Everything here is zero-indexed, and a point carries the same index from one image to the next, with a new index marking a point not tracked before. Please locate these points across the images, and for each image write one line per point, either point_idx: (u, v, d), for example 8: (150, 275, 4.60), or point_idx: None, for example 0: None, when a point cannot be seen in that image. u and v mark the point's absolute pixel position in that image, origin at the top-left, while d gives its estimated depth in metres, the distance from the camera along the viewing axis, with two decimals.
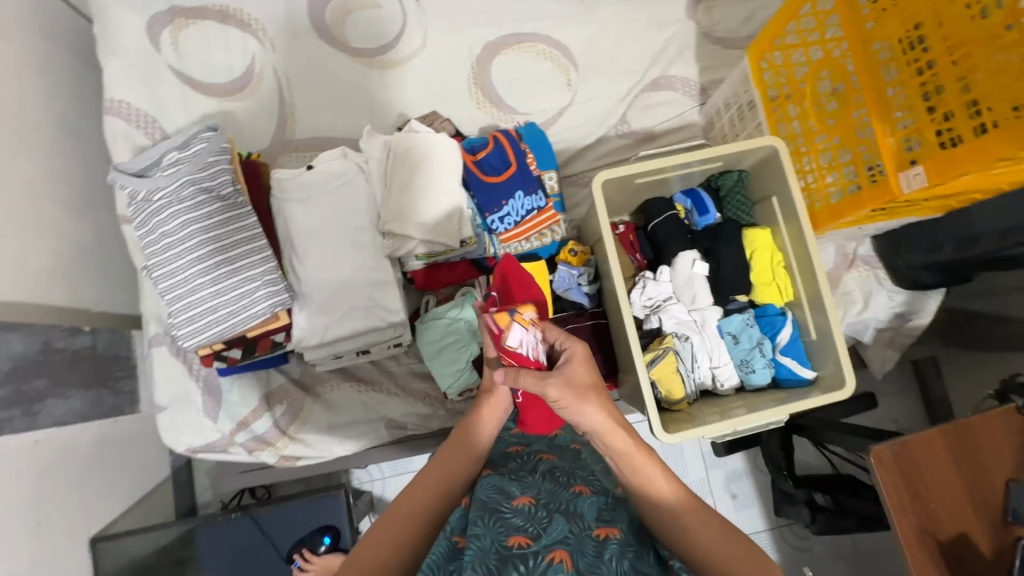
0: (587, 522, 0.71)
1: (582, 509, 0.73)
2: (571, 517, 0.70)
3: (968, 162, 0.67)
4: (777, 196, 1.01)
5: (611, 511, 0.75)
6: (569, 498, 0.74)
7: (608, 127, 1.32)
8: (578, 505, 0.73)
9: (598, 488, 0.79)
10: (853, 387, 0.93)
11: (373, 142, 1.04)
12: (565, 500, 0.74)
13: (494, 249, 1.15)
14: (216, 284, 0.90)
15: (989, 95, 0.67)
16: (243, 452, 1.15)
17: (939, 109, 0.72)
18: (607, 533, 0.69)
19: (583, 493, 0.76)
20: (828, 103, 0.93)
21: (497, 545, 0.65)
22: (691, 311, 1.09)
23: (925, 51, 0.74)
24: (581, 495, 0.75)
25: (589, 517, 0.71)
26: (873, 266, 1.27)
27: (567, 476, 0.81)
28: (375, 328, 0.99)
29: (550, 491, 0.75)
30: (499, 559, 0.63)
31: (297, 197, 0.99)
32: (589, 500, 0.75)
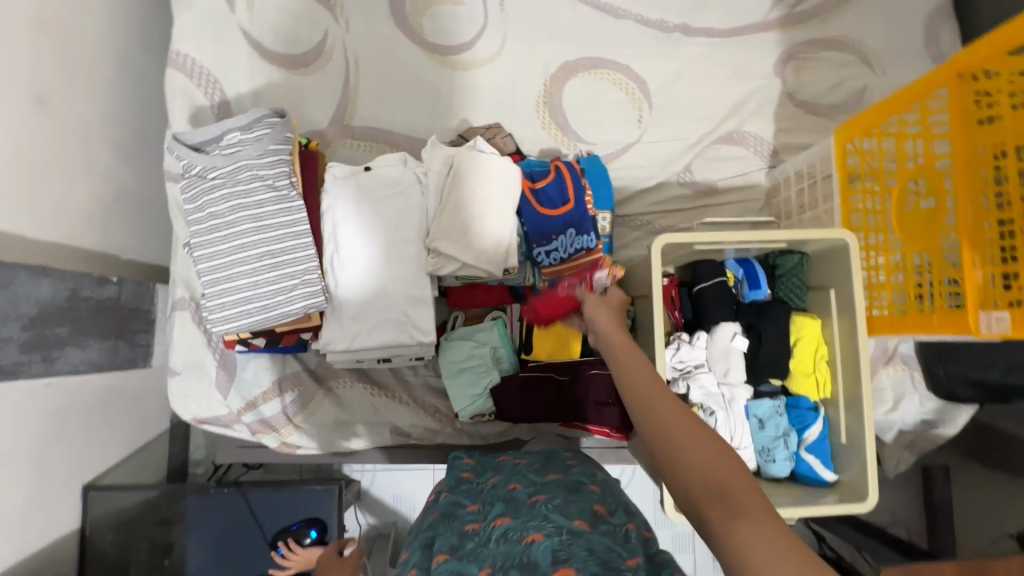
0: (543, 569, 0.62)
1: (537, 555, 0.64)
2: (524, 571, 0.62)
3: None
4: (835, 289, 0.98)
5: (574, 546, 0.66)
6: (521, 549, 0.66)
7: (671, 172, 1.28)
8: (531, 555, 0.64)
9: (554, 525, 0.70)
10: (874, 501, 0.90)
11: (435, 154, 1.01)
12: (518, 552, 0.65)
13: (534, 280, 1.13)
14: (255, 275, 0.88)
15: None
16: (247, 431, 1.16)
17: None
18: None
19: (537, 539, 0.67)
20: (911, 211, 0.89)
21: None
22: (722, 384, 1.05)
23: None
24: (535, 542, 0.66)
25: (544, 562, 0.63)
26: (911, 367, 1.23)
27: (522, 523, 0.72)
28: (402, 344, 0.97)
29: (497, 547, 0.68)
30: None
31: (350, 198, 0.97)
32: (545, 543, 0.66)
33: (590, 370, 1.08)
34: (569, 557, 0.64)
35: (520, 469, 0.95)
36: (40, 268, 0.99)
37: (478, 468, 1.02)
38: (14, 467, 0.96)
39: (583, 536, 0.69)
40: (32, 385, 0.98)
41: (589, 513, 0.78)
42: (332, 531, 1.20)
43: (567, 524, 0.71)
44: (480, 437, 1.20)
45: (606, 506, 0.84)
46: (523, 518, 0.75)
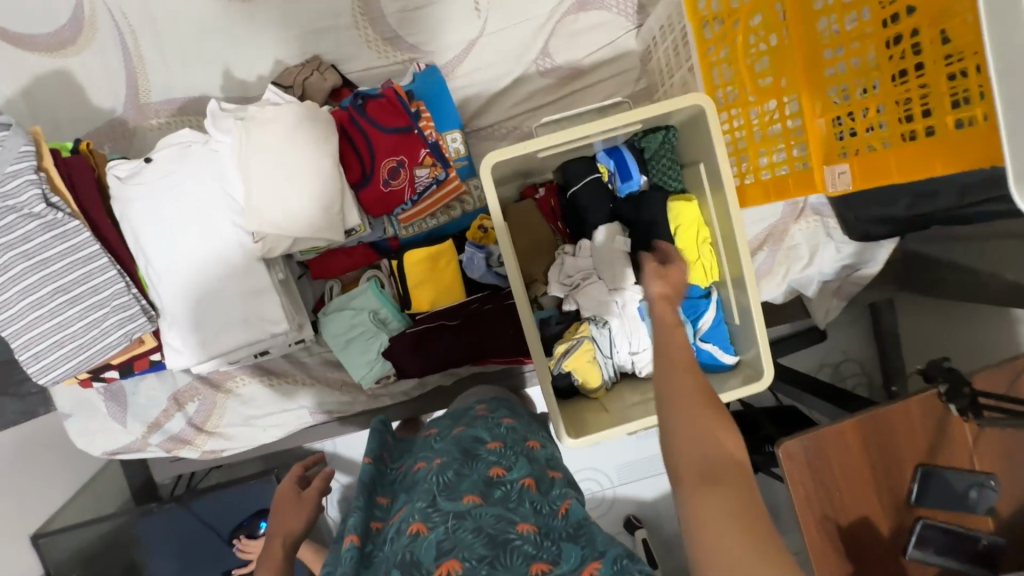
0: (428, 566, 0.57)
1: (420, 554, 0.59)
2: (406, 574, 0.57)
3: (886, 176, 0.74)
4: (704, 162, 0.87)
5: (460, 531, 0.60)
6: (406, 544, 0.61)
7: (528, 63, 1.10)
8: (415, 553, 0.59)
9: (443, 510, 0.63)
10: (770, 377, 0.87)
11: (221, 123, 0.86)
12: (403, 548, 0.61)
13: (393, 229, 1.02)
14: (55, 316, 0.79)
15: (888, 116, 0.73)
16: (161, 451, 1.13)
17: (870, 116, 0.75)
18: (451, 568, 0.56)
19: (420, 532, 0.61)
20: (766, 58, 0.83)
21: None
22: (613, 291, 0.98)
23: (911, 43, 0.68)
24: (417, 539, 0.60)
25: (428, 562, 0.58)
26: (823, 215, 1.15)
27: (411, 510, 0.66)
28: (259, 340, 0.90)
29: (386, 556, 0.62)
30: None
31: (140, 201, 0.84)
32: (429, 538, 0.60)
33: (482, 306, 1.03)
34: (455, 547, 0.58)
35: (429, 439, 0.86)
36: None
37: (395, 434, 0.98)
38: None
39: (472, 515, 0.63)
40: None
41: (482, 481, 0.70)
42: None
43: (455, 505, 0.64)
44: (400, 394, 1.16)
45: (506, 460, 0.76)
46: (415, 498, 0.69)
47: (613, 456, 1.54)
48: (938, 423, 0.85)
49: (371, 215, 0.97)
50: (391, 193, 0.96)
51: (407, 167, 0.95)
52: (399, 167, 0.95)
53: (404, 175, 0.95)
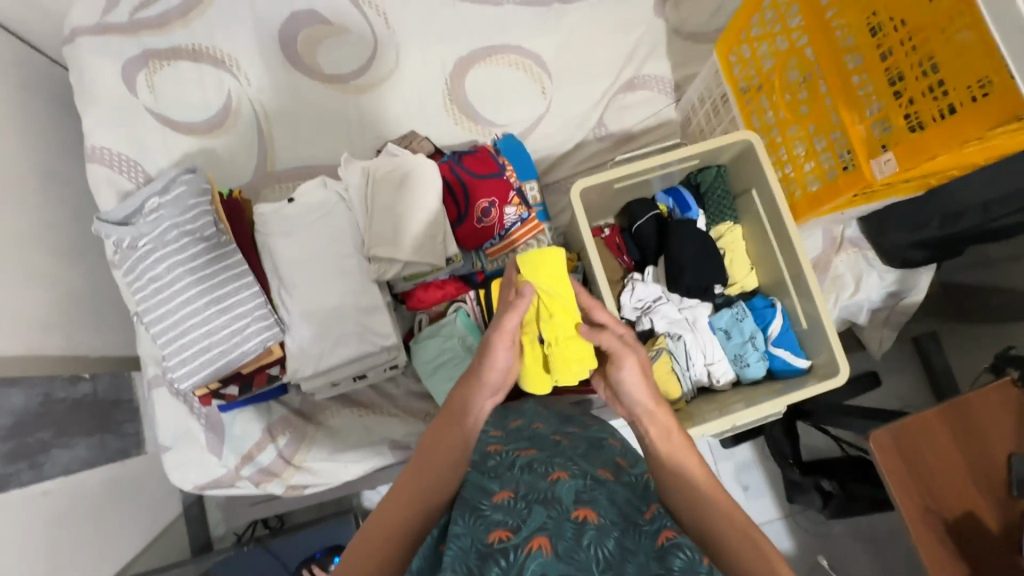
0: (566, 506, 0.60)
1: (561, 493, 0.62)
2: (547, 504, 0.60)
3: (936, 147, 0.71)
4: (756, 189, 1.02)
5: (596, 493, 0.64)
6: (546, 486, 0.63)
7: (586, 131, 1.32)
8: (556, 491, 0.62)
9: (580, 468, 0.67)
10: (846, 374, 0.93)
11: (351, 168, 1.05)
12: (543, 488, 0.63)
13: (481, 263, 1.17)
14: (206, 323, 0.92)
15: (951, 74, 0.70)
16: (250, 484, 1.16)
17: (904, 95, 0.76)
18: (588, 515, 0.58)
19: (562, 478, 0.64)
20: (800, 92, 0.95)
21: (476, 544, 0.57)
22: (682, 309, 1.09)
23: (887, 36, 0.77)
24: (559, 481, 0.63)
25: (568, 501, 0.60)
26: (862, 248, 1.27)
27: (547, 458, 0.70)
28: (368, 353, 1.00)
29: (520, 474, 0.66)
30: (479, 559, 0.55)
31: (280, 231, 1.00)
32: (569, 484, 0.63)
33: None
34: (591, 500, 0.61)
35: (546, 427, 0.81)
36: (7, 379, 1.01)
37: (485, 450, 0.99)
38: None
39: (606, 485, 0.66)
40: (27, 494, 1.00)
41: (614, 463, 0.73)
42: None
43: (593, 471, 0.68)
44: None
45: (629, 456, 0.76)
46: (550, 451, 0.72)
47: None
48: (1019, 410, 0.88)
49: (468, 247, 1.13)
50: (485, 229, 1.11)
51: (498, 206, 1.10)
52: (490, 208, 1.10)
53: (495, 213, 1.10)
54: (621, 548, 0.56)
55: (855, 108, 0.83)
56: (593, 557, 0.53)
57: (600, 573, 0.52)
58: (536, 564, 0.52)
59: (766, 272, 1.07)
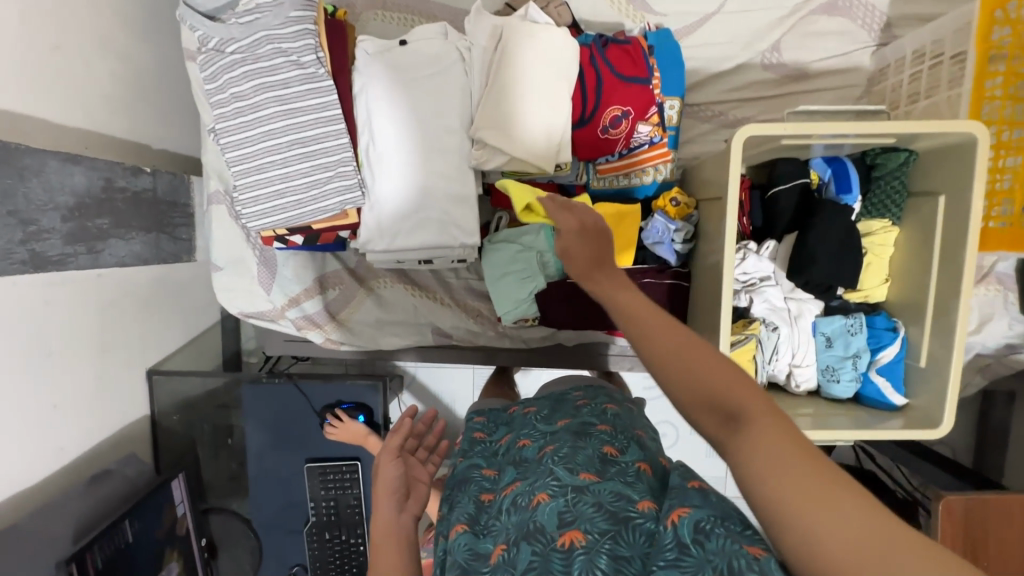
0: (551, 534, 0.58)
1: (542, 520, 0.59)
2: (532, 540, 0.57)
3: None
4: (946, 195, 0.83)
5: (581, 502, 0.60)
6: (528, 516, 0.61)
7: (756, 52, 1.07)
8: (537, 519, 0.59)
9: (560, 481, 0.63)
10: (948, 429, 0.84)
11: (480, 23, 0.87)
12: (526, 518, 0.60)
13: (586, 177, 1.03)
14: (287, 166, 0.82)
15: None
16: (292, 326, 1.16)
17: None
18: (575, 538, 0.56)
19: (542, 500, 0.61)
20: None
21: None
22: (788, 299, 0.97)
23: None
24: (538, 507, 0.60)
25: (552, 528, 0.58)
26: (1006, 287, 1.10)
27: (530, 486, 0.65)
28: (445, 246, 0.91)
29: (506, 520, 0.62)
30: None
31: (384, 77, 0.86)
32: (550, 506, 0.60)
33: (644, 279, 1.03)
34: (575, 518, 0.58)
35: (530, 416, 0.85)
36: (70, 156, 0.95)
37: (491, 405, 1.03)
38: (79, 353, 1.00)
39: (590, 488, 0.62)
40: (83, 275, 0.99)
41: (598, 457, 0.69)
42: (378, 414, 1.24)
43: (573, 478, 0.64)
44: (522, 341, 1.17)
45: (618, 442, 0.74)
46: (529, 475, 0.68)
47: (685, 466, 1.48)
48: None
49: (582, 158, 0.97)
50: (610, 141, 0.95)
51: (631, 120, 0.93)
52: (624, 118, 0.93)
53: (627, 125, 0.93)
54: (613, 565, 0.53)
55: None
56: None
57: None
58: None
59: (906, 290, 0.92)
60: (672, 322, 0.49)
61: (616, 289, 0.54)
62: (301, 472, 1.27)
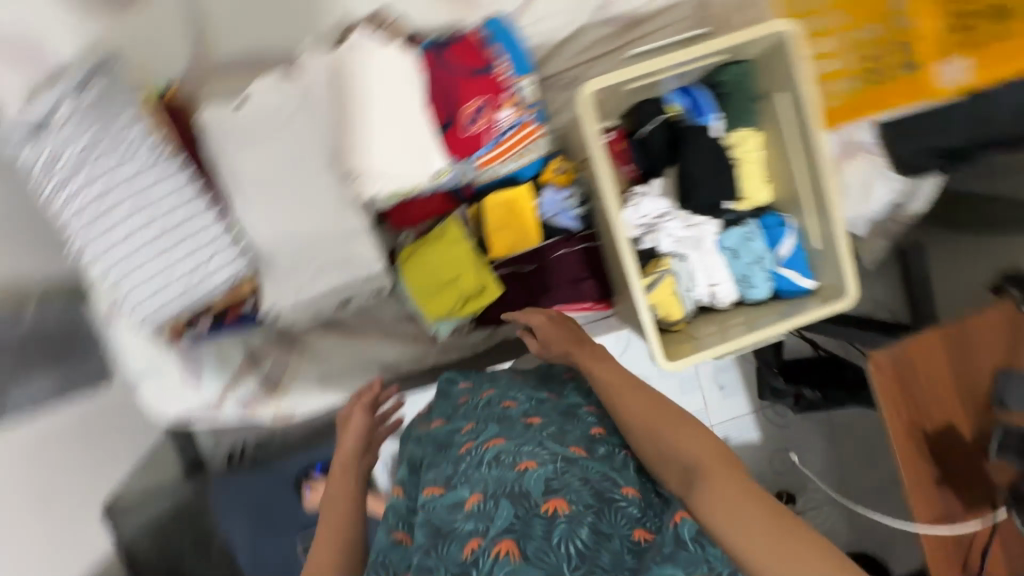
0: (535, 500, 0.59)
1: (529, 485, 0.60)
2: (515, 503, 0.58)
3: None
4: (785, 91, 0.90)
5: (570, 475, 0.61)
6: (514, 478, 0.61)
7: (590, 12, 1.12)
8: (523, 484, 0.60)
9: (550, 451, 0.65)
10: (856, 294, 0.91)
11: (313, 64, 0.89)
12: (510, 481, 0.61)
13: (470, 175, 1.02)
14: (163, 256, 0.83)
15: None
16: (236, 411, 1.13)
17: None
18: (559, 508, 0.57)
19: (530, 467, 0.62)
20: None
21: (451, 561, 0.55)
22: (688, 226, 1.01)
23: None
24: (526, 473, 0.61)
25: (536, 494, 0.59)
26: (875, 155, 1.19)
27: (516, 448, 0.66)
28: (353, 282, 0.93)
29: (486, 473, 0.64)
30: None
31: (233, 140, 0.85)
32: (538, 473, 0.61)
33: (556, 251, 1.07)
34: (562, 489, 0.59)
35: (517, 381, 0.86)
36: None
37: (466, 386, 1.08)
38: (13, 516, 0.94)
39: (578, 464, 0.64)
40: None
41: (586, 436, 0.70)
42: None
43: (562, 451, 0.65)
44: (468, 348, 1.17)
45: (608, 423, 0.74)
46: (519, 437, 0.69)
47: None
48: (1014, 330, 0.90)
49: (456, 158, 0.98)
50: (476, 133, 0.97)
51: (488, 109, 0.97)
52: (481, 109, 0.97)
53: (487, 115, 0.97)
54: (594, 539, 0.55)
55: None
56: (564, 556, 0.53)
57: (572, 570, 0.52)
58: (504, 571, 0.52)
59: (782, 186, 0.99)
60: (637, 394, 0.68)
61: (594, 364, 0.75)
62: (297, 550, 1.23)
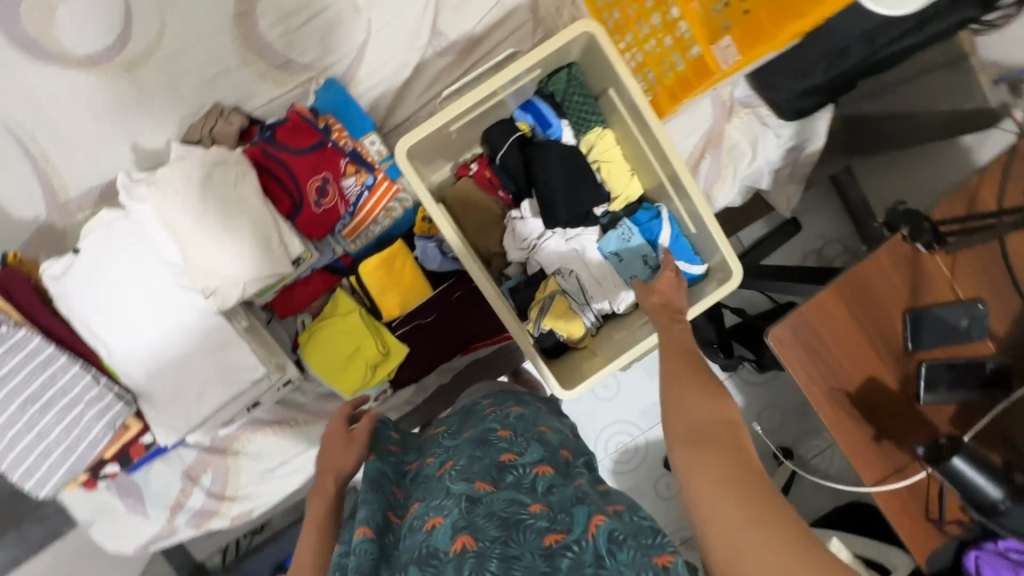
0: (444, 550, 0.51)
1: (437, 538, 0.53)
2: (423, 569, 0.51)
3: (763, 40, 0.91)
4: (613, 87, 0.87)
5: (477, 509, 0.54)
6: (422, 540, 0.54)
7: (423, 47, 1.09)
8: (431, 543, 0.53)
9: (453, 496, 0.57)
10: (741, 271, 0.86)
11: (135, 194, 0.86)
12: (420, 544, 0.54)
13: (343, 246, 1.02)
14: (33, 426, 0.80)
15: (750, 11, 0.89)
16: (190, 529, 1.13)
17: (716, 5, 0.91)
18: (467, 544, 0.50)
19: (436, 523, 0.54)
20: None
21: None
22: (569, 240, 0.99)
23: None
24: (432, 529, 0.53)
25: (443, 544, 0.52)
26: (754, 107, 1.15)
27: (426, 505, 0.59)
28: (243, 390, 0.91)
29: (403, 539, 0.57)
30: None
31: (78, 292, 0.84)
32: (443, 524, 0.53)
33: (450, 296, 1.05)
34: (470, 523, 0.52)
35: (437, 436, 0.76)
36: None
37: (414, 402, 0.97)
38: None
39: (484, 497, 0.56)
40: None
41: (495, 464, 0.63)
42: None
43: (466, 487, 0.57)
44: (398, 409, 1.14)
45: (518, 445, 0.67)
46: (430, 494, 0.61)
47: (634, 403, 1.46)
48: (911, 264, 0.85)
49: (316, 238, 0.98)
50: (329, 209, 0.96)
51: (333, 182, 0.96)
52: (326, 184, 0.95)
53: (333, 187, 0.96)
54: (503, 568, 0.48)
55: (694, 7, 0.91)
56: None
57: None
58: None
59: (647, 176, 0.95)
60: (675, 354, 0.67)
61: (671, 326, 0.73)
62: None
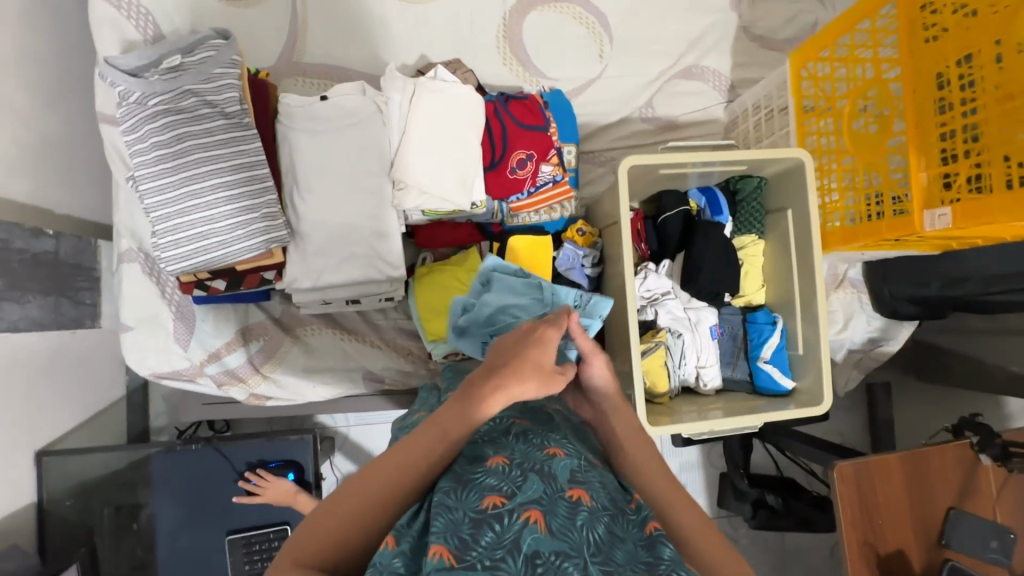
0: (560, 484, 0.54)
1: (556, 470, 0.56)
2: (543, 480, 0.53)
3: (994, 213, 0.72)
4: (793, 209, 1.02)
5: (590, 475, 0.58)
6: (542, 458, 0.57)
7: (633, 108, 1.28)
8: (552, 466, 0.55)
9: (574, 448, 0.62)
10: (827, 406, 0.97)
11: (393, 82, 0.98)
12: (538, 459, 0.56)
13: (502, 216, 1.12)
14: (211, 208, 0.85)
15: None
16: (211, 384, 1.11)
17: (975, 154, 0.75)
18: (582, 496, 0.53)
19: (558, 454, 0.58)
20: (865, 124, 0.96)
21: (468, 510, 0.49)
22: (687, 309, 1.09)
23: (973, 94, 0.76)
24: (555, 456, 0.57)
25: (563, 479, 0.54)
26: (859, 290, 1.31)
27: (543, 432, 0.63)
28: (371, 280, 0.96)
29: (515, 445, 0.59)
30: (472, 525, 0.47)
31: (306, 129, 0.93)
32: (565, 460, 0.57)
33: None
34: (585, 482, 0.56)
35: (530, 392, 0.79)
36: None
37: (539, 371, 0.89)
38: None
39: (600, 469, 0.61)
40: None
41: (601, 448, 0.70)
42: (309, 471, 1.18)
43: (585, 453, 0.63)
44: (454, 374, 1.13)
45: None
46: (543, 425, 0.67)
47: None
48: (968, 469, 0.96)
49: (494, 197, 1.07)
50: (518, 180, 1.06)
51: (534, 161, 1.06)
52: (529, 162, 1.06)
53: (532, 166, 1.06)
54: (610, 535, 0.50)
55: (922, 154, 0.83)
56: (585, 541, 0.48)
57: (591, 559, 0.46)
58: (530, 539, 0.46)
59: (776, 291, 1.08)
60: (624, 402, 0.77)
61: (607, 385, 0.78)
62: (221, 548, 1.15)
